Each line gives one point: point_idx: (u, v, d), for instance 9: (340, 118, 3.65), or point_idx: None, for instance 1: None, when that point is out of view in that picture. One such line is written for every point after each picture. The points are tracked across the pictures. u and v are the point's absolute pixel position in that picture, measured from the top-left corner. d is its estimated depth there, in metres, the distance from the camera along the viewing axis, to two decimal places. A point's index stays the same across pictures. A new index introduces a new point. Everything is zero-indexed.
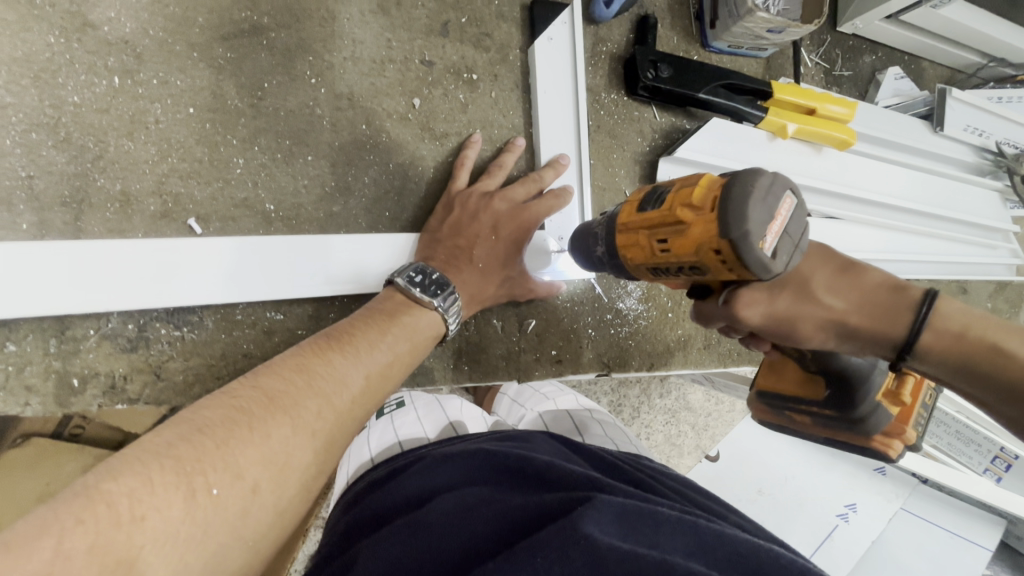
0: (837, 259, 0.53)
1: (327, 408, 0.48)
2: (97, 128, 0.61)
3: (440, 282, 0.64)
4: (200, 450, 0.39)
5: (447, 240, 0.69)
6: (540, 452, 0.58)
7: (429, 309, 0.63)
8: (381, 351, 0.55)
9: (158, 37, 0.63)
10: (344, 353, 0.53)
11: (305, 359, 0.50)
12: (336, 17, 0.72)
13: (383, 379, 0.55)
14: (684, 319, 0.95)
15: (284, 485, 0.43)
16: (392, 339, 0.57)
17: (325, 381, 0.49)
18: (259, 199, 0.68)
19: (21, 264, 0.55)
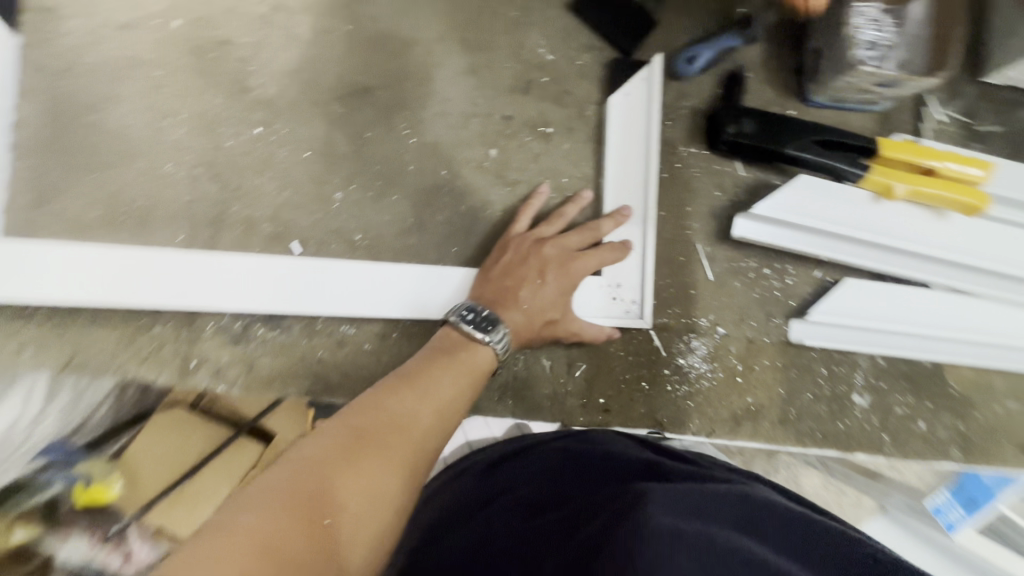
0: None
1: (409, 443, 0.54)
2: (238, 167, 0.78)
3: (486, 317, 0.69)
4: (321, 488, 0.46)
5: (500, 280, 0.74)
6: (601, 447, 0.68)
7: (481, 345, 0.67)
8: (445, 388, 0.61)
9: (293, 97, 0.79)
10: (411, 389, 0.59)
11: (380, 397, 0.57)
12: (433, 78, 0.83)
13: (451, 413, 0.60)
14: (754, 387, 0.88)
15: (392, 506, 0.50)
16: (457, 378, 0.62)
17: (401, 416, 0.55)
18: (349, 229, 0.79)
19: (178, 265, 0.73)
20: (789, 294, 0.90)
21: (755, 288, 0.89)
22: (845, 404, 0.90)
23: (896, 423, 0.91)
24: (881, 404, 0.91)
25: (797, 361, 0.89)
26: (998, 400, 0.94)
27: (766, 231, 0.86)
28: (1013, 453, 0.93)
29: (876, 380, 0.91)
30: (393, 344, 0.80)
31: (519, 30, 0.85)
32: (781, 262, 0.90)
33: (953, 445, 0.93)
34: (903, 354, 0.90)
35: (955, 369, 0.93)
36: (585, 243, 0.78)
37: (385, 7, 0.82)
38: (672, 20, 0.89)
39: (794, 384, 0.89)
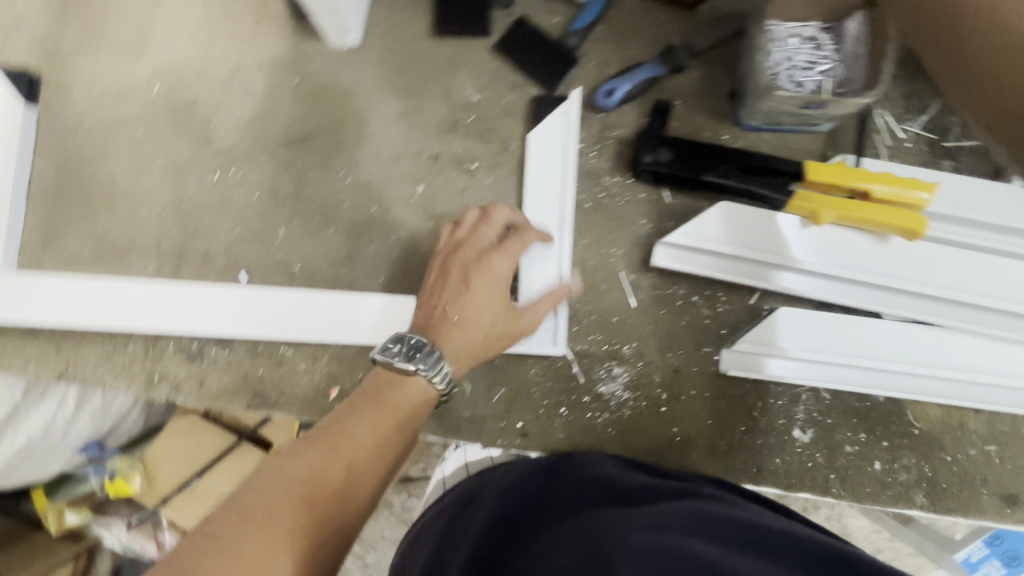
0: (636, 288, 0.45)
1: (326, 503, 0.58)
2: (199, 209, 0.90)
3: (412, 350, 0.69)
4: (237, 543, 0.52)
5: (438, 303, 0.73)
6: (595, 474, 0.66)
7: (414, 382, 0.68)
8: (367, 434, 0.64)
9: (246, 146, 0.91)
10: (330, 441, 0.62)
11: (297, 453, 0.61)
12: (368, 123, 0.91)
13: (378, 456, 0.64)
14: (681, 417, 0.86)
15: (315, 561, 0.55)
16: (380, 423, 0.65)
17: (328, 459, 0.61)
18: (289, 261, 0.89)
19: (152, 293, 0.87)
20: (721, 323, 0.87)
21: (683, 316, 0.87)
22: (784, 438, 0.86)
23: (845, 462, 0.85)
24: (827, 440, 0.86)
25: (729, 392, 0.86)
26: (972, 442, 0.85)
27: (689, 258, 0.85)
28: (992, 503, 0.84)
29: (820, 415, 0.86)
30: (325, 365, 0.87)
31: (447, 73, 0.92)
32: (712, 290, 0.88)
33: (916, 490, 0.85)
34: (853, 388, 0.84)
35: (918, 406, 0.86)
36: (513, 258, 0.74)
37: (326, 61, 0.92)
38: (598, 53, 0.91)
39: (726, 416, 0.86)
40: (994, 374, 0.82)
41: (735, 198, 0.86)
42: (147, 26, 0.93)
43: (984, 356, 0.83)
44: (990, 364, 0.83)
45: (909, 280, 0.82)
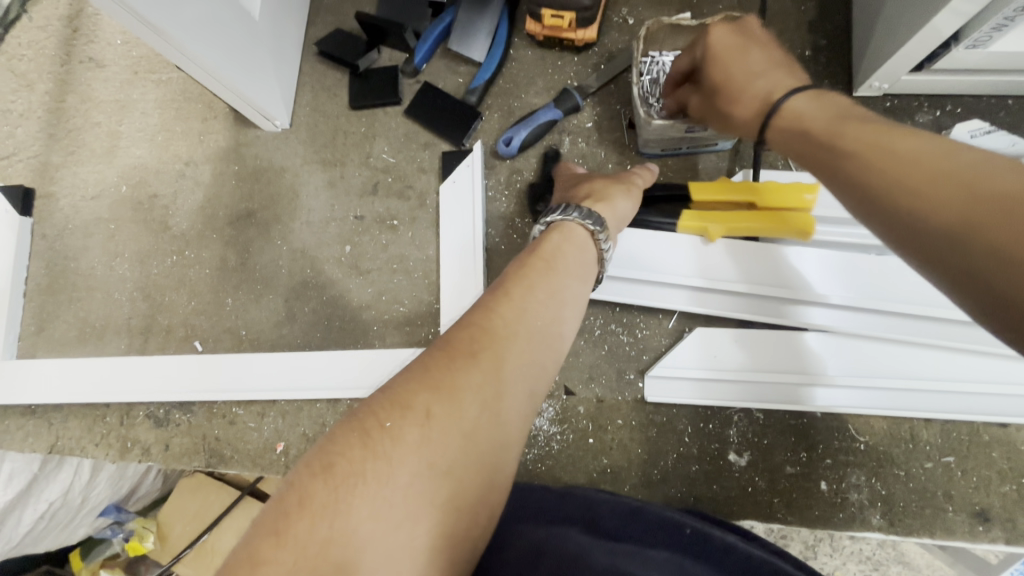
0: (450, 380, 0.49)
1: (499, 370, 0.50)
2: (161, 288, 1.01)
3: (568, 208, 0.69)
4: (414, 410, 0.46)
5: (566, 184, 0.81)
6: (599, 503, 0.74)
7: (576, 226, 0.67)
8: (540, 306, 0.57)
9: (198, 228, 1.02)
10: (501, 317, 0.54)
11: (470, 348, 0.51)
12: (299, 194, 1.00)
13: (549, 319, 0.57)
14: (610, 448, 0.85)
15: (472, 468, 0.46)
16: (568, 240, 0.65)
17: (489, 361, 0.50)
18: (237, 327, 0.97)
19: (123, 367, 0.98)
20: (641, 349, 0.87)
21: (603, 345, 0.88)
22: (720, 463, 0.83)
23: (789, 485, 0.81)
24: (767, 462, 0.82)
25: (656, 418, 0.85)
26: (927, 454, 0.79)
27: (606, 287, 0.86)
28: (960, 521, 0.77)
29: (755, 436, 0.83)
30: (271, 421, 0.94)
31: (366, 141, 1.00)
32: (629, 317, 0.88)
33: (871, 510, 0.79)
34: (791, 407, 0.81)
35: (861, 418, 0.81)
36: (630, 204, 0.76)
37: (261, 145, 1.03)
38: (500, 105, 0.97)
39: (656, 443, 0.85)
40: (933, 381, 0.78)
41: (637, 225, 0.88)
42: (116, 135, 1.08)
43: (918, 362, 0.79)
44: (942, 374, 0.78)
45: (846, 296, 0.80)
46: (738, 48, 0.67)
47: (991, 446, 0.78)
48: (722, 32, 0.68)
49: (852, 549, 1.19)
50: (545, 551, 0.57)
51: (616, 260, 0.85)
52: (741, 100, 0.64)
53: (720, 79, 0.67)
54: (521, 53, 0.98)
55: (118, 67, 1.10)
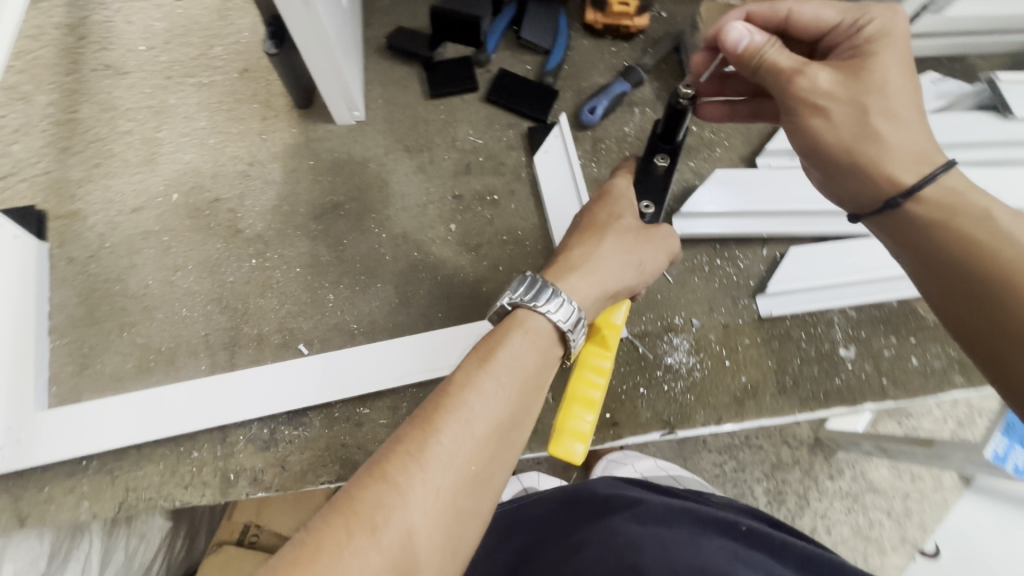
0: (420, 434, 0.49)
1: (434, 487, 0.47)
2: (243, 295, 0.91)
3: (537, 284, 0.60)
4: (322, 545, 0.43)
5: (579, 217, 0.71)
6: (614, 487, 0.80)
7: (539, 314, 0.58)
8: (490, 401, 0.52)
9: (277, 228, 0.95)
10: (444, 424, 0.50)
11: (397, 465, 0.47)
12: (389, 182, 0.99)
13: (476, 440, 0.50)
14: (744, 365, 0.93)
15: None
16: (522, 357, 0.56)
17: (405, 493, 0.46)
18: (346, 322, 0.91)
19: (213, 387, 0.84)
20: (746, 275, 0.98)
21: (714, 278, 0.98)
22: (835, 358, 0.95)
23: (891, 365, 0.95)
24: (869, 351, 0.96)
25: (775, 332, 0.95)
26: None
27: (706, 223, 0.97)
28: None
29: (855, 331, 0.96)
30: (405, 413, 0.86)
31: (449, 127, 1.03)
32: (729, 250, 0.99)
33: (953, 372, 0.96)
34: (876, 300, 0.97)
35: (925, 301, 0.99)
36: (616, 263, 0.65)
37: (337, 139, 1.00)
38: (571, 86, 1.06)
39: (781, 353, 0.94)
40: None
41: (723, 169, 1.01)
42: (155, 142, 0.97)
43: None
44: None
45: (734, 204, 0.97)
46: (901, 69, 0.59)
47: None
48: (896, 26, 0.59)
49: (834, 490, 1.31)
50: (593, 540, 0.66)
51: (716, 197, 0.97)
52: (892, 137, 0.57)
53: (883, 70, 0.58)
54: (578, 42, 1.10)
55: (145, 73, 1.01)
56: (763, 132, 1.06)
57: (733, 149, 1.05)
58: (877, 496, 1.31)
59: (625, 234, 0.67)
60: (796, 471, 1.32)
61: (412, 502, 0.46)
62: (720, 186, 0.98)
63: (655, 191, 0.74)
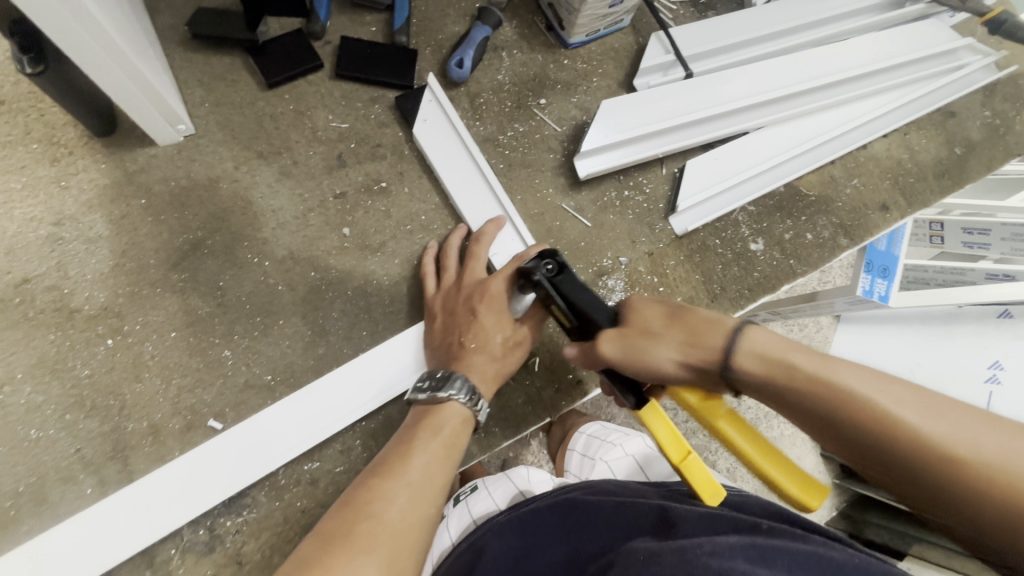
0: (388, 463, 0.61)
1: (409, 497, 0.58)
2: (110, 386, 0.72)
3: (439, 375, 0.70)
4: (327, 565, 0.49)
5: (458, 287, 0.78)
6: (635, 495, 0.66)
7: (450, 401, 0.68)
8: (437, 441, 0.65)
9: (125, 292, 0.75)
10: (406, 453, 0.62)
11: (376, 483, 0.58)
12: (253, 199, 0.82)
13: (427, 486, 0.60)
14: (677, 285, 0.96)
15: None
16: (445, 426, 0.66)
17: (382, 523, 0.54)
18: (259, 375, 0.77)
19: (120, 509, 0.67)
20: (655, 200, 0.99)
21: (627, 211, 0.97)
22: (748, 254, 1.01)
23: (793, 246, 1.04)
24: (774, 239, 1.03)
25: (694, 246, 0.98)
26: (845, 184, 1.11)
27: (608, 157, 0.95)
28: (878, 216, 1.11)
29: (758, 224, 1.02)
30: (362, 452, 0.76)
31: (304, 117, 0.87)
32: (633, 178, 0.98)
33: (839, 236, 1.07)
34: (768, 191, 1.03)
35: (804, 181, 1.08)
36: (498, 332, 0.73)
37: (167, 164, 0.80)
38: (428, 41, 0.95)
39: (704, 265, 0.98)
40: (831, 133, 1.08)
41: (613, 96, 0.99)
42: None
43: (816, 127, 1.08)
44: (820, 127, 1.08)
45: (613, 135, 0.93)
46: (642, 351, 0.58)
47: (868, 163, 1.13)
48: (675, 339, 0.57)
49: None
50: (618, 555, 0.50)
51: (616, 125, 0.94)
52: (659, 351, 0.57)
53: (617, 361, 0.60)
54: None
55: None
56: (631, 52, 1.04)
57: (610, 76, 1.02)
58: None
59: (493, 312, 0.73)
60: None
61: (395, 500, 0.57)
62: (617, 111, 0.95)
63: (587, 302, 0.66)
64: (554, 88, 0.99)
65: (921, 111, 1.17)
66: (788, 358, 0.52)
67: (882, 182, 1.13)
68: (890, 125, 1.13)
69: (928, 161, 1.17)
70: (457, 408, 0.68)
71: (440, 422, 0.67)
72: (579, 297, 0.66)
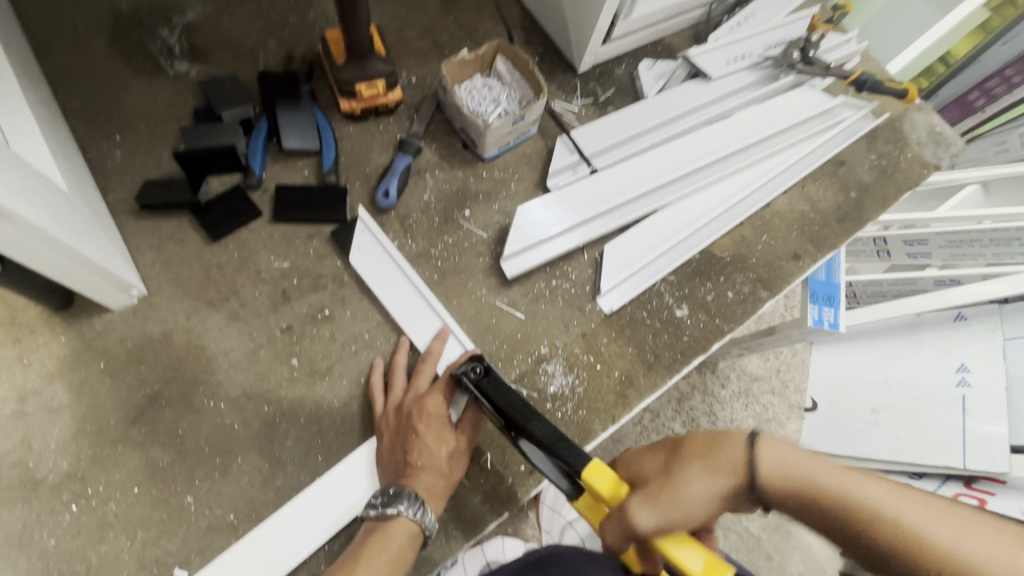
0: None
1: None
2: (76, 551, 0.75)
3: (390, 491, 0.75)
4: None
5: (406, 402, 0.84)
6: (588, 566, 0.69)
7: (399, 517, 0.72)
8: (381, 557, 0.70)
9: (87, 454, 0.80)
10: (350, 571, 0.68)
11: None
12: (205, 345, 0.89)
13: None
14: (613, 360, 1.03)
15: None
16: (391, 542, 0.71)
17: None
18: (220, 516, 0.80)
19: None
20: (582, 284, 1.08)
21: (557, 299, 1.06)
22: (675, 320, 1.09)
23: (717, 306, 1.12)
24: (698, 303, 1.11)
25: (624, 321, 1.06)
26: (756, 241, 1.21)
27: (528, 256, 1.04)
28: (792, 265, 1.21)
29: (680, 291, 1.11)
30: None
31: (248, 262, 0.96)
32: (559, 268, 1.08)
33: (758, 289, 1.16)
34: (683, 260, 1.13)
35: (717, 244, 1.18)
36: (442, 446, 0.79)
37: (123, 326, 0.88)
38: (356, 176, 1.06)
39: (636, 337, 1.06)
40: (732, 200, 1.20)
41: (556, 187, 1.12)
42: None
43: (719, 196, 1.20)
44: (722, 196, 1.20)
45: (567, 220, 1.07)
46: (664, 503, 0.58)
47: (774, 218, 1.24)
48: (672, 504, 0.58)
49: (732, 396, 1.76)
50: None
51: (554, 213, 1.07)
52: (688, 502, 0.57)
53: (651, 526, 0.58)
54: (344, 131, 1.09)
55: None
56: (542, 156, 1.17)
57: (525, 179, 1.14)
58: (760, 382, 1.78)
59: (437, 427, 0.80)
60: (698, 397, 1.73)
61: None
62: (559, 202, 1.08)
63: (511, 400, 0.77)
64: (475, 199, 1.10)
65: (812, 166, 1.30)
66: (790, 460, 0.56)
67: (791, 232, 1.24)
68: (786, 184, 1.26)
69: (828, 208, 1.28)
70: (407, 524, 0.72)
71: (388, 540, 0.71)
72: (506, 398, 0.77)
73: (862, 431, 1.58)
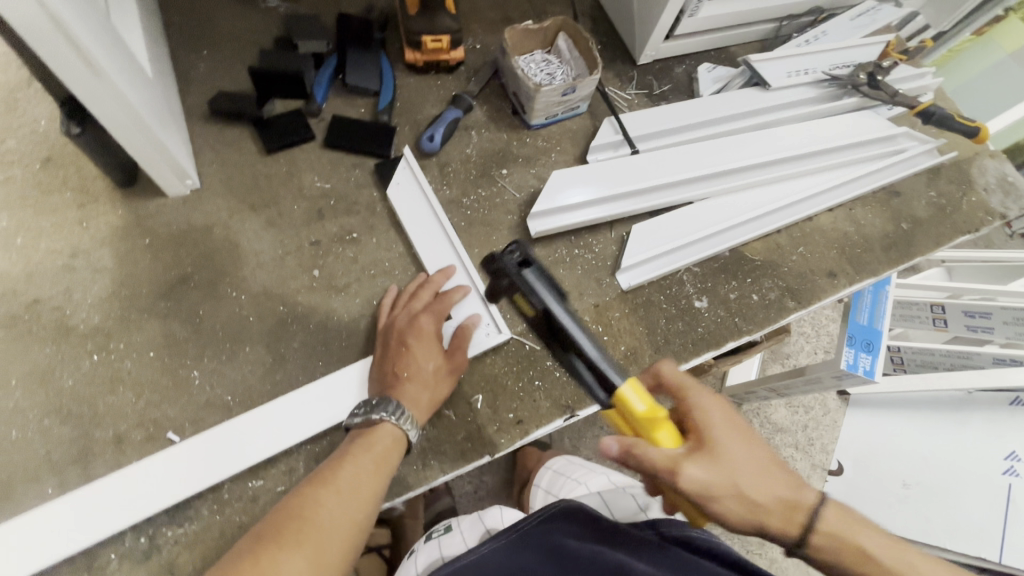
0: (324, 473, 0.68)
1: (335, 507, 0.65)
2: (87, 396, 0.82)
3: (372, 403, 0.76)
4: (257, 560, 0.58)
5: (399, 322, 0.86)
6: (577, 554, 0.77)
7: (382, 422, 0.74)
8: (367, 457, 0.71)
9: (117, 314, 0.87)
10: (341, 465, 0.70)
11: (312, 493, 0.66)
12: (239, 242, 0.95)
13: (356, 494, 0.67)
14: (621, 335, 1.02)
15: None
16: (376, 444, 0.73)
17: (314, 527, 0.62)
18: (219, 395, 0.85)
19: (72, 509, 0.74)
20: (603, 258, 1.08)
21: (576, 267, 1.07)
22: (693, 311, 1.07)
23: (738, 305, 1.09)
24: (718, 298, 1.09)
25: (640, 301, 1.06)
26: (791, 251, 1.18)
27: (553, 219, 1.06)
28: (827, 284, 1.16)
29: (702, 284, 1.10)
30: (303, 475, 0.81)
31: (294, 178, 1.02)
32: (583, 240, 1.09)
33: (786, 299, 1.12)
34: (709, 255, 1.11)
35: (749, 247, 1.16)
36: (429, 359, 0.81)
37: (172, 211, 0.95)
38: (407, 121, 1.12)
39: (649, 318, 1.04)
40: (772, 204, 1.17)
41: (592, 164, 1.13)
42: None
43: (758, 198, 1.18)
44: (762, 200, 1.18)
45: (597, 193, 1.07)
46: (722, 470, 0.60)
47: (813, 233, 1.21)
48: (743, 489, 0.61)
49: None
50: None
51: (586, 184, 1.08)
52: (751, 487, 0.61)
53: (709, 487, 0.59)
54: (404, 80, 1.16)
55: None
56: (587, 133, 1.19)
57: (567, 152, 1.17)
58: None
59: (426, 342, 0.83)
60: None
61: (323, 508, 0.64)
62: (591, 174, 1.09)
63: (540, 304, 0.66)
64: (515, 160, 1.13)
65: (864, 187, 1.26)
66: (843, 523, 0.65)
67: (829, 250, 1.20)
68: (833, 200, 1.22)
69: (875, 235, 1.24)
70: (391, 428, 0.74)
71: (373, 441, 0.73)
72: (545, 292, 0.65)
73: (889, 505, 1.47)
